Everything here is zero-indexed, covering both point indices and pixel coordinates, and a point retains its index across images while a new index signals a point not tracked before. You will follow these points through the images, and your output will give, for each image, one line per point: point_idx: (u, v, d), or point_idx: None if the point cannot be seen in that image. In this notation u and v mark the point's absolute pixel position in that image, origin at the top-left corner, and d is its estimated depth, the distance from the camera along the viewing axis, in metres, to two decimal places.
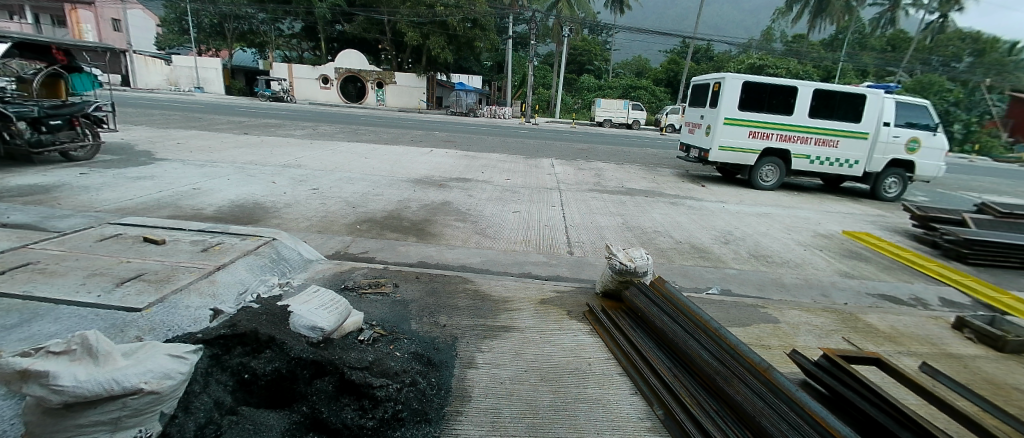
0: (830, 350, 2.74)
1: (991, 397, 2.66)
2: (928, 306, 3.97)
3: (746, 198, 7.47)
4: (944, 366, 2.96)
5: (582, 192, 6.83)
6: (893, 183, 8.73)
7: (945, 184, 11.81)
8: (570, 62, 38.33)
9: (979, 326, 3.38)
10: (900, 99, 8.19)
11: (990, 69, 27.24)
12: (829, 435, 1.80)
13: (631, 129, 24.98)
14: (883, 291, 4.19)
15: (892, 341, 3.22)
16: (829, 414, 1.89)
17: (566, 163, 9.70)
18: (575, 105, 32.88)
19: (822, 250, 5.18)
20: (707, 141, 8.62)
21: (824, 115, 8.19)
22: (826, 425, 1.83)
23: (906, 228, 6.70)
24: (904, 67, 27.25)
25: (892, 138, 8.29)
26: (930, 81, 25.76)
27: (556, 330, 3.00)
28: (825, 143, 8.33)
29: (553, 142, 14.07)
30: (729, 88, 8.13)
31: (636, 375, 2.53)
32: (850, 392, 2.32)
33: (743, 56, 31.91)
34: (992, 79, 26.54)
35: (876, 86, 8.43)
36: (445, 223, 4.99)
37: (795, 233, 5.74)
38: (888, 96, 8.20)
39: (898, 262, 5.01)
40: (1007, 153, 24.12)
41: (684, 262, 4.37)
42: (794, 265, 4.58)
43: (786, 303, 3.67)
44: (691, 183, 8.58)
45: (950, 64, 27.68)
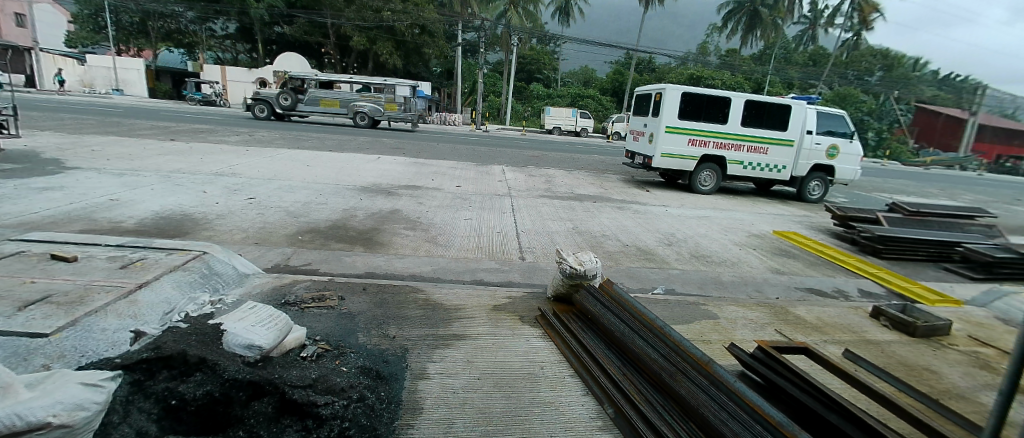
0: (764, 342, 2.94)
1: (905, 378, 2.96)
2: (848, 297, 4.37)
3: (686, 202, 7.88)
4: (864, 351, 3.26)
5: (533, 198, 6.91)
6: (817, 185, 9.52)
7: (858, 186, 13.10)
8: (519, 70, 38.94)
9: (893, 314, 3.75)
10: (820, 110, 8.98)
11: (892, 84, 30.57)
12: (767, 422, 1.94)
13: (579, 136, 25.69)
14: (809, 285, 4.56)
15: (819, 331, 3.51)
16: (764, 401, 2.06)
17: (516, 170, 9.80)
18: (524, 112, 33.48)
19: (755, 249, 5.55)
20: (651, 147, 9.03)
21: (755, 124, 8.83)
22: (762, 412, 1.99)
23: (828, 227, 7.33)
24: (822, 80, 29.97)
25: (814, 145, 9.07)
26: (843, 94, 28.50)
27: (509, 336, 2.99)
28: (756, 149, 8.98)
29: (502, 149, 14.21)
30: (669, 98, 8.57)
31: (587, 376, 2.60)
32: (783, 381, 2.52)
33: (682, 67, 33.78)
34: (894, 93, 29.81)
35: (799, 97, 9.18)
36: (394, 232, 4.87)
37: (732, 233, 6.12)
38: (810, 107, 8.95)
39: (822, 259, 5.47)
40: (910, 158, 27.08)
41: (631, 264, 4.53)
42: (730, 264, 4.88)
43: (725, 300, 3.89)
44: (636, 188, 8.93)
45: (861, 78, 30.78)
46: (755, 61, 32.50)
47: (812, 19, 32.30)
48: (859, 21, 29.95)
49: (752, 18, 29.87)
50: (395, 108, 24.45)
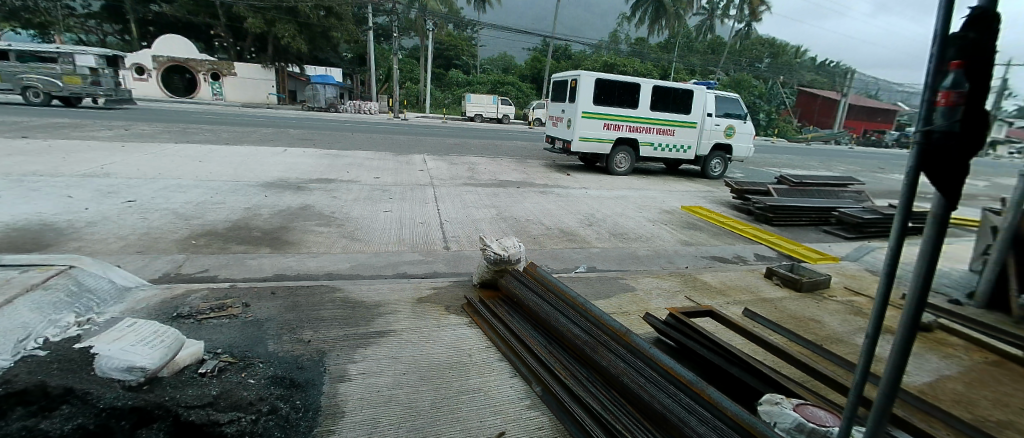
0: (675, 309, 3.17)
1: (794, 328, 3.36)
2: (746, 262, 4.87)
3: (605, 184, 8.25)
4: (761, 309, 3.66)
5: (455, 187, 6.81)
6: (718, 163, 10.45)
7: (751, 162, 14.61)
8: (437, 57, 38.01)
9: (783, 274, 4.24)
10: (718, 94, 9.80)
11: (776, 70, 34.32)
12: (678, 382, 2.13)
13: (501, 123, 25.77)
14: (714, 253, 5.00)
15: (723, 294, 3.87)
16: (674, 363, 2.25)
17: (438, 158, 9.60)
18: (445, 100, 32.86)
19: (667, 224, 5.97)
20: (569, 132, 9.30)
21: (662, 108, 9.44)
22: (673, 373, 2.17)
23: (729, 200, 8.08)
24: (718, 67, 32.76)
25: (713, 126, 9.92)
26: (736, 80, 31.42)
27: (436, 327, 2.93)
28: (664, 132, 9.63)
29: (423, 138, 13.83)
30: (584, 84, 8.86)
31: (514, 358, 2.64)
32: (693, 343, 2.76)
33: (595, 54, 35.12)
34: (778, 78, 33.43)
35: (700, 83, 9.93)
36: (306, 229, 4.54)
37: (646, 211, 6.52)
38: (709, 91, 9.73)
39: (724, 229, 6.03)
40: (791, 137, 30.69)
41: (554, 246, 4.65)
42: (645, 239, 5.20)
43: (641, 273, 4.15)
44: (558, 172, 9.18)
45: (751, 65, 34.09)
46: (661, 49, 34.69)
47: (709, 10, 35.05)
48: (747, 13, 33.02)
49: (657, 8, 31.68)
50: (79, 81, 16.46)
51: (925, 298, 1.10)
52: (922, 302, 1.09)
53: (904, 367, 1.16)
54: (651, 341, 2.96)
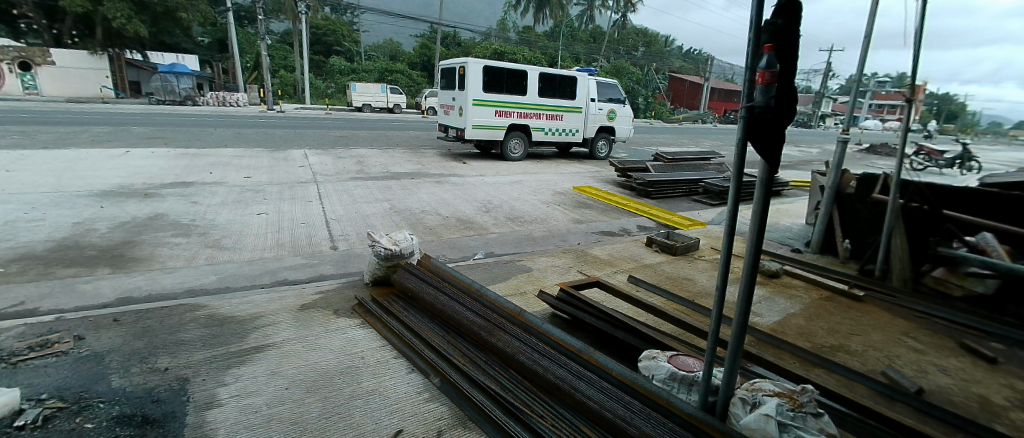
0: (567, 284, 3.35)
1: (672, 288, 3.75)
2: (630, 233, 5.30)
3: (500, 170, 8.38)
4: (644, 274, 4.01)
5: (342, 182, 6.39)
6: (604, 145, 11.19)
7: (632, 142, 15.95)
8: (315, 43, 35.24)
9: (661, 241, 4.70)
10: (599, 80, 10.46)
11: (649, 57, 37.66)
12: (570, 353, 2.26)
13: (393, 113, 24.79)
14: (602, 229, 5.36)
15: (611, 265, 4.17)
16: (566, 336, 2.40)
17: (322, 153, 8.91)
18: (328, 90, 30.62)
19: (560, 204, 6.25)
20: (461, 121, 9.26)
21: (549, 94, 9.81)
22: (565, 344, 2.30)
23: (614, 178, 8.73)
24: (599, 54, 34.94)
25: (597, 110, 10.59)
26: (616, 67, 33.87)
27: (324, 333, 2.73)
28: (552, 117, 10.07)
29: (305, 131, 12.75)
30: (472, 72, 8.84)
31: (412, 353, 2.57)
32: (584, 315, 2.96)
33: (484, 41, 35.31)
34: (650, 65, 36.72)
35: (582, 69, 10.49)
36: (160, 242, 3.92)
37: (540, 194, 6.75)
38: (591, 78, 10.33)
39: (610, 205, 6.49)
40: (665, 118, 34.07)
41: (451, 235, 4.60)
42: (540, 221, 5.39)
43: (537, 253, 4.29)
44: (453, 161, 9.09)
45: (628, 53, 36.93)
46: (546, 36, 36.00)
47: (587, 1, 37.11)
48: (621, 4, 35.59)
49: None
50: None
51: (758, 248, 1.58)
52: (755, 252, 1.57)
53: (749, 300, 1.63)
54: (547, 317, 3.10)
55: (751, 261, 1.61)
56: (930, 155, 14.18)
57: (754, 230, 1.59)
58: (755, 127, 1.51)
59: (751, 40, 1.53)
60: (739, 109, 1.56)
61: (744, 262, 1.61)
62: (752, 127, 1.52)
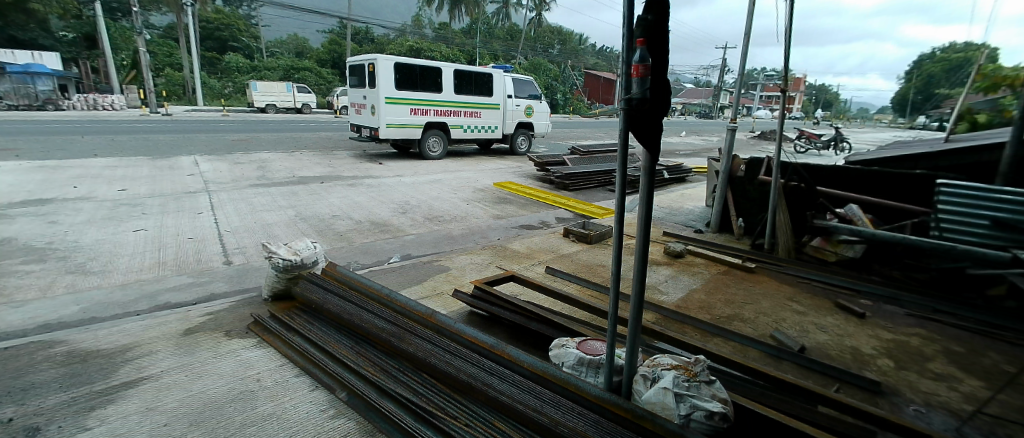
0: (481, 281, 3.36)
1: (588, 276, 3.89)
2: (549, 225, 5.42)
3: (419, 170, 8.21)
4: (562, 265, 4.12)
5: (240, 190, 5.88)
6: (525, 140, 11.36)
7: (554, 137, 16.38)
8: (207, 39, 32.51)
9: (577, 231, 4.85)
10: (515, 76, 10.60)
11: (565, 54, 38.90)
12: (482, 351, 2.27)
13: (302, 113, 23.39)
14: (522, 223, 5.42)
15: (530, 258, 4.24)
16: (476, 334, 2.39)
17: (217, 159, 8.14)
18: (225, 90, 28.16)
19: (479, 201, 6.25)
20: (374, 120, 8.93)
21: (466, 92, 9.79)
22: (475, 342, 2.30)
23: (534, 173, 8.91)
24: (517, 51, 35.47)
25: (515, 106, 10.74)
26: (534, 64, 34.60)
27: (215, 358, 2.48)
28: (470, 114, 10.07)
29: (198, 135, 11.58)
30: (383, 69, 8.55)
31: (316, 370, 2.41)
32: (499, 311, 3.00)
33: (399, 38, 34.39)
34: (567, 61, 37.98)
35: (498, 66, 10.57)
36: (5, 272, 3.33)
37: (460, 192, 6.70)
38: (507, 74, 10.44)
39: (530, 199, 6.61)
40: (583, 112, 35.49)
41: (364, 239, 4.41)
42: (459, 219, 5.34)
43: (455, 252, 4.25)
44: (368, 162, 8.75)
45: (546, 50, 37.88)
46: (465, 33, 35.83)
47: None
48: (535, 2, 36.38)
49: None
50: None
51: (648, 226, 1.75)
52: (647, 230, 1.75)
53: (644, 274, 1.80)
54: (465, 317, 3.08)
55: (643, 241, 1.77)
56: (809, 139, 16.08)
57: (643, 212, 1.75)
58: (635, 116, 1.62)
59: (626, 33, 1.62)
60: (620, 99, 1.66)
61: (637, 242, 1.77)
62: (633, 117, 1.63)
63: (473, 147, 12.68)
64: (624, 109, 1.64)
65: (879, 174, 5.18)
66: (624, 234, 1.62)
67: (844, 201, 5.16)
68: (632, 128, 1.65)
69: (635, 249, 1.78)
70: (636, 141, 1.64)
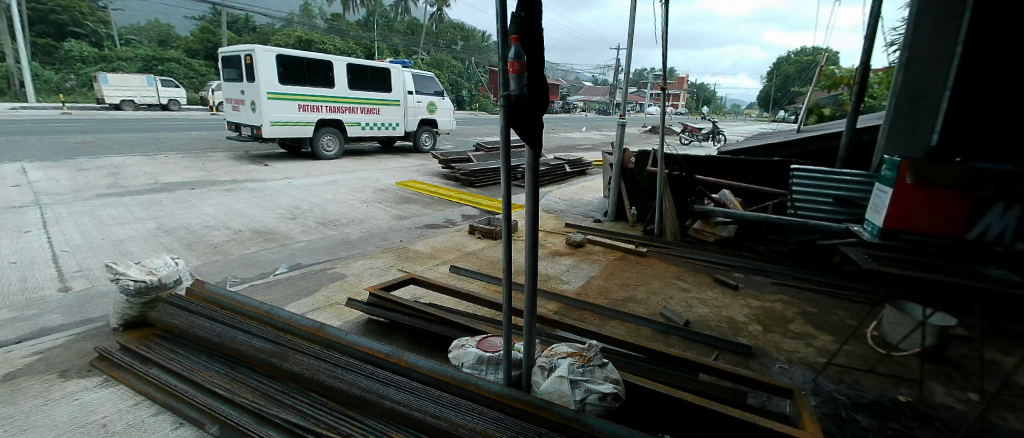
0: (379, 287, 3.21)
1: (492, 271, 3.92)
2: (454, 223, 5.37)
3: (313, 171, 7.66)
4: (467, 262, 4.10)
5: (83, 201, 4.99)
6: (428, 137, 11.23)
7: (461, 134, 16.32)
8: (36, 22, 27.19)
9: (482, 227, 4.87)
10: (415, 72, 10.36)
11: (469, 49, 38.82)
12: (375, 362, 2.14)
13: (169, 110, 20.57)
14: (426, 222, 5.30)
15: (433, 258, 4.16)
16: (369, 343, 2.25)
17: (51, 165, 6.81)
18: (64, 82, 23.74)
19: (380, 202, 6.00)
20: (255, 117, 8.22)
21: (361, 87, 9.40)
22: None
23: (439, 170, 8.79)
24: (420, 46, 34.65)
25: (416, 103, 10.52)
26: (438, 60, 34.04)
27: (45, 406, 2.05)
28: (368, 111, 9.69)
29: (24, 137, 9.61)
30: (262, 61, 7.90)
31: (180, 405, 2.10)
32: (398, 316, 2.90)
33: (286, 28, 31.69)
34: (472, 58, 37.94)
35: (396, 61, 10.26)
36: None
37: (358, 193, 6.38)
38: (406, 69, 10.17)
39: (434, 198, 6.50)
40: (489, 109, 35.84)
41: (245, 251, 4.00)
42: (357, 222, 5.08)
43: (352, 258, 4.03)
44: (251, 164, 7.96)
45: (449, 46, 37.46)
46: (362, 26, 34.10)
47: None
48: None
49: None
50: None
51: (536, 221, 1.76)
52: (535, 225, 1.75)
53: (534, 268, 1.81)
54: (364, 327, 2.93)
55: (532, 236, 1.78)
56: (691, 132, 17.91)
57: (531, 208, 1.75)
58: (516, 114, 1.58)
59: (499, 28, 1.57)
60: (498, 96, 1.59)
61: (527, 237, 1.78)
62: (513, 114, 1.59)
63: (375, 146, 12.16)
64: (504, 106, 1.59)
65: (746, 163, 5.92)
66: (513, 228, 1.62)
67: (718, 187, 5.80)
68: (513, 125, 1.61)
69: (526, 243, 1.80)
70: (519, 138, 1.61)
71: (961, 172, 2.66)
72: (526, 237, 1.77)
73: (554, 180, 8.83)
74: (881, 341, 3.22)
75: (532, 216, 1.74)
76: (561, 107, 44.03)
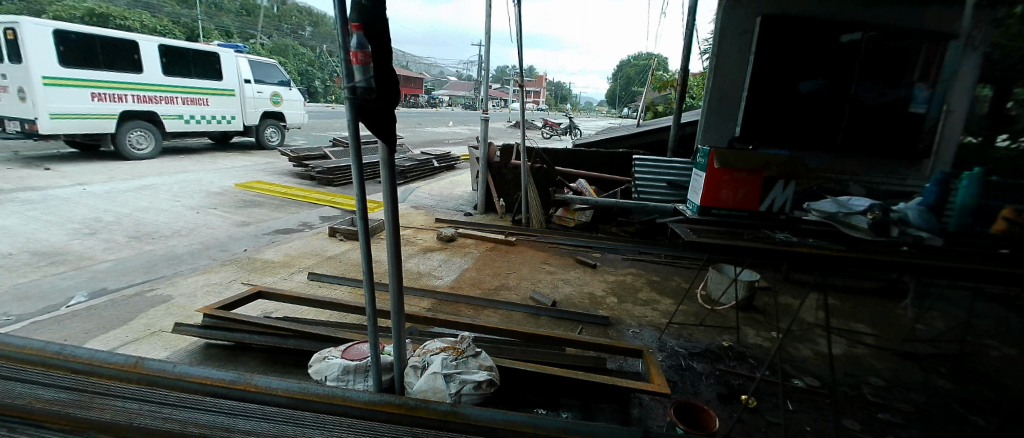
0: (218, 306, 2.76)
1: (358, 274, 3.69)
2: (312, 226, 4.91)
3: (119, 175, 6.28)
4: (329, 267, 3.79)
5: None
6: (274, 132, 10.12)
7: (317, 129, 14.96)
8: None
9: (344, 229, 4.54)
10: (251, 58, 9.26)
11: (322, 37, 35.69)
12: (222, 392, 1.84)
13: None
14: (276, 227, 4.74)
15: (287, 266, 3.76)
16: None
17: None
18: None
19: (216, 207, 5.20)
20: (26, 107, 6.58)
21: (181, 73, 8.10)
22: None
23: (290, 169, 7.97)
24: (261, 30, 30.68)
25: (256, 93, 9.39)
26: (285, 47, 30.62)
27: None
28: (193, 102, 8.39)
29: None
30: (29, 37, 6.36)
31: None
32: (245, 337, 2.54)
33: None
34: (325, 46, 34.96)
35: (226, 45, 9.05)
36: None
37: (185, 199, 5.43)
38: (240, 55, 9.04)
39: (285, 199, 5.87)
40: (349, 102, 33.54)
41: (17, 279, 3.10)
42: (185, 232, 4.32)
43: (180, 275, 3.42)
44: (23, 168, 6.19)
45: (297, 32, 33.92)
46: (182, 0, 28.72)
47: None
48: None
49: None
50: None
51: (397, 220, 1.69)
52: (397, 223, 1.68)
53: (399, 267, 1.74)
54: (200, 355, 2.50)
55: (394, 236, 1.71)
56: (551, 127, 19.28)
57: (390, 207, 1.67)
58: (365, 107, 1.47)
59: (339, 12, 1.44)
60: (343, 88, 1.46)
61: (388, 236, 1.69)
62: (363, 106, 1.48)
63: (208, 144, 10.44)
64: (351, 99, 1.46)
65: (597, 154, 6.56)
66: (371, 227, 1.53)
67: (575, 177, 6.33)
68: (362, 119, 1.50)
69: (389, 242, 1.72)
70: (371, 133, 1.50)
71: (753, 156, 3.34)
72: (387, 237, 1.69)
73: (421, 176, 8.70)
74: (706, 298, 3.88)
75: (392, 215, 1.66)
76: (427, 102, 43.41)
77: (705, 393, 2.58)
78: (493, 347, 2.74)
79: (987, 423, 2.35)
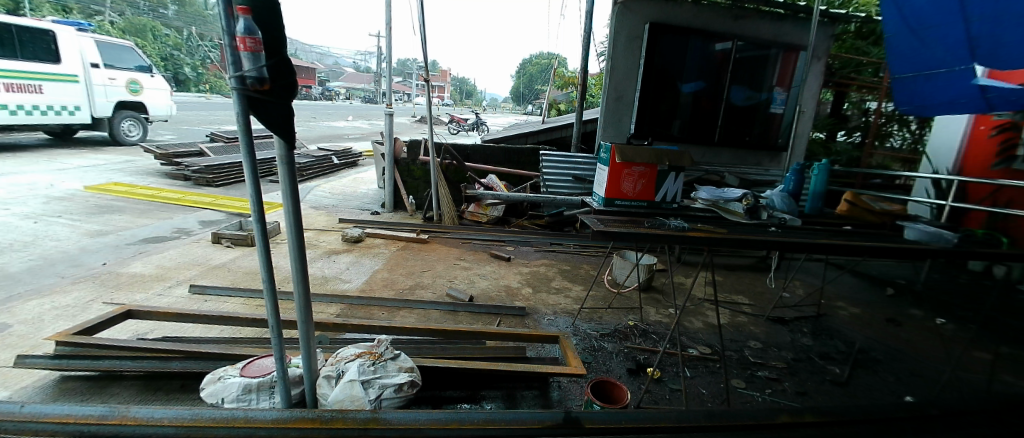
0: (70, 331, 2.31)
1: (253, 283, 3.33)
2: (190, 232, 4.31)
3: None
4: (217, 278, 3.37)
5: None
6: (132, 125, 8.63)
7: (189, 122, 13.09)
8: None
9: (231, 234, 4.06)
10: (99, 39, 7.83)
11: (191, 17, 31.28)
12: (84, 426, 1.54)
13: None
14: (144, 235, 4.08)
15: (162, 279, 3.26)
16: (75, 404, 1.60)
17: None
18: None
19: (59, 215, 4.31)
20: None
21: (1, 53, 6.59)
22: (72, 418, 1.54)
23: (158, 168, 6.89)
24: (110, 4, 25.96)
25: (108, 80, 7.92)
26: (144, 25, 26.23)
27: None
28: (21, 88, 6.82)
29: None
30: None
31: None
32: (116, 364, 2.17)
33: None
34: (197, 28, 30.72)
35: (63, 21, 7.56)
36: None
37: (13, 205, 4.43)
38: (83, 35, 7.61)
39: (154, 203, 5.08)
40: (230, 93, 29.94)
41: None
42: (17, 246, 3.52)
43: (15, 299, 2.80)
44: None
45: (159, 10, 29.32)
46: None
47: None
48: None
49: None
50: None
51: (300, 223, 1.55)
52: (300, 226, 1.54)
53: (305, 272, 1.60)
54: (51, 391, 2.07)
55: (299, 238, 1.58)
56: (458, 123, 19.19)
57: (291, 209, 1.53)
58: (257, 98, 1.34)
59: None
60: (228, 77, 1.31)
61: (291, 241, 1.55)
62: (254, 98, 1.35)
63: (41, 139, 8.59)
64: (239, 90, 1.32)
65: (505, 150, 6.67)
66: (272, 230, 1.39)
67: (484, 173, 6.38)
68: (254, 112, 1.36)
69: (294, 245, 1.57)
70: (266, 128, 1.38)
71: (643, 150, 3.58)
72: (290, 241, 1.55)
73: (318, 173, 8.09)
74: (613, 282, 4.16)
75: (294, 218, 1.52)
76: (322, 94, 40.34)
77: (616, 370, 2.79)
78: (411, 348, 2.66)
79: (839, 370, 2.86)
